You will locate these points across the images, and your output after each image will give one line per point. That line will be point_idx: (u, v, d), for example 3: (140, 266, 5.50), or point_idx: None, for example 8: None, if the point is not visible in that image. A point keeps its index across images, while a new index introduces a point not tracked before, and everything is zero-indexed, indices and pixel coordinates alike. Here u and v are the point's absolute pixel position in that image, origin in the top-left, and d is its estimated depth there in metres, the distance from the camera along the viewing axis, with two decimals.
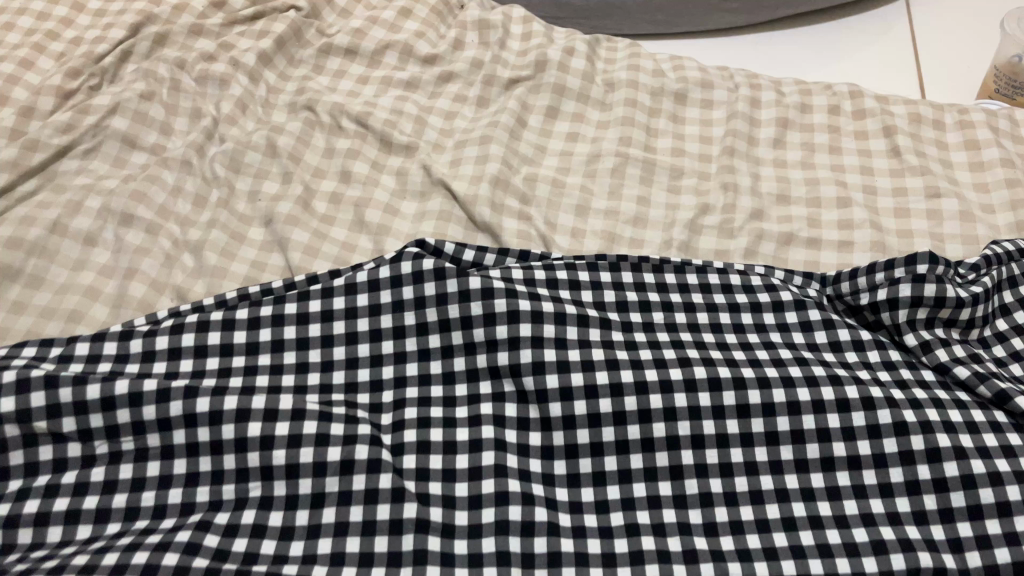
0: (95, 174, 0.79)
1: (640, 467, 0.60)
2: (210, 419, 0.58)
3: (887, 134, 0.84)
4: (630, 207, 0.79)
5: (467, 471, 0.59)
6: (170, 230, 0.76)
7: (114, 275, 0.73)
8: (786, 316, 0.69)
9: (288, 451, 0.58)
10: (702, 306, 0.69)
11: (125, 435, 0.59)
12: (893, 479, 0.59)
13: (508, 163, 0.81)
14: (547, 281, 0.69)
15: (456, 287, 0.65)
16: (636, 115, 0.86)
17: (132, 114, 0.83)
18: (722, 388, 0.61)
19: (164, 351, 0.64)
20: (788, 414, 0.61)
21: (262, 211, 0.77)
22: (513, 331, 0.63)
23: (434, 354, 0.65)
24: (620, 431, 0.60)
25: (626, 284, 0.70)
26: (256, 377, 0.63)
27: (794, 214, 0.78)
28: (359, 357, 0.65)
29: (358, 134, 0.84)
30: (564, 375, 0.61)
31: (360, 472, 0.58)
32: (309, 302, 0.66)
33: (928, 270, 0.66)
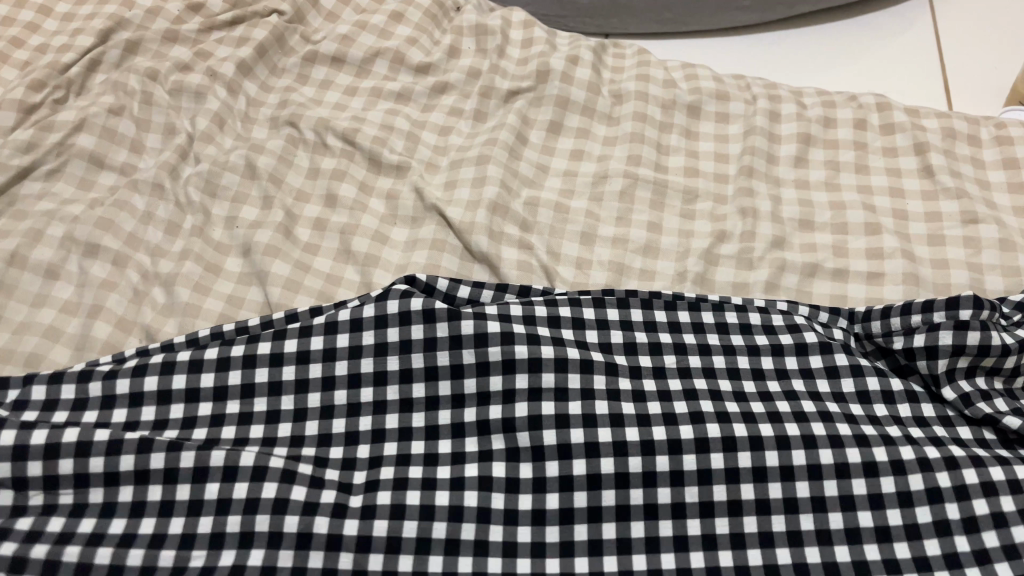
0: (58, 199, 0.73)
1: (641, 537, 0.53)
2: (165, 477, 0.52)
3: (918, 152, 0.77)
4: (640, 234, 0.72)
5: (445, 543, 0.52)
6: (139, 262, 0.69)
7: (77, 313, 0.66)
8: (811, 360, 0.62)
9: (243, 517, 0.51)
10: (718, 348, 0.63)
11: (66, 487, 0.52)
12: (929, 552, 0.52)
13: (507, 187, 0.75)
14: (549, 318, 0.62)
15: (447, 332, 0.58)
16: (646, 130, 0.79)
17: (100, 131, 0.77)
18: (738, 448, 0.55)
19: (125, 396, 0.57)
20: (808, 479, 0.54)
21: (240, 239, 0.71)
22: (509, 383, 0.57)
23: (417, 406, 0.58)
24: (621, 495, 0.54)
25: (635, 323, 0.64)
26: (222, 429, 0.57)
27: (818, 242, 0.72)
28: (335, 406, 0.58)
29: (345, 153, 0.78)
30: (563, 430, 0.55)
31: (319, 548, 0.50)
32: (286, 342, 0.59)
33: (973, 316, 0.60)
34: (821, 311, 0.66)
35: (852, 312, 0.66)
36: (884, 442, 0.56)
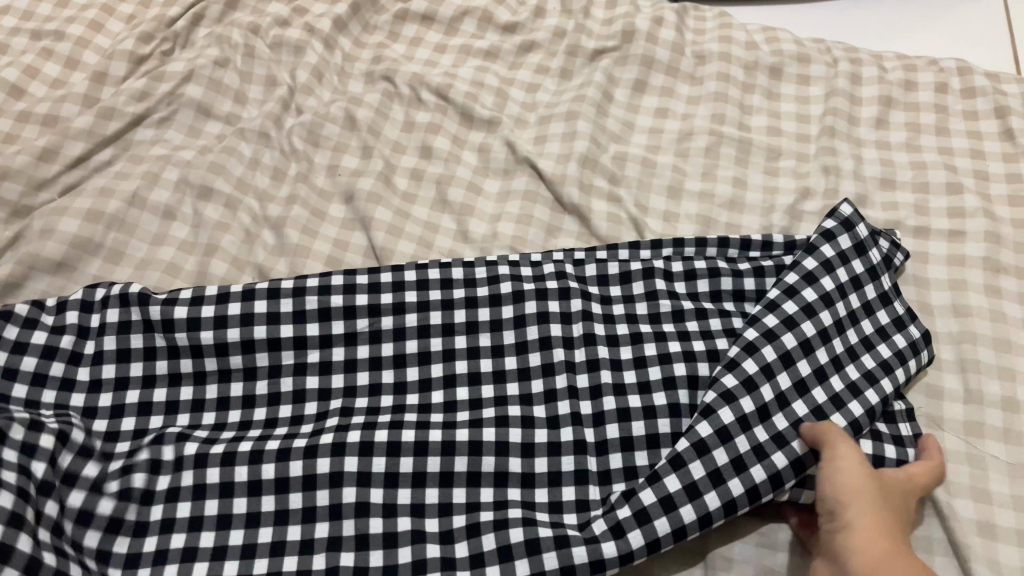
0: (171, 144, 0.77)
1: (595, 470, 0.58)
2: (269, 372, 0.61)
3: (999, 116, 0.78)
4: (726, 189, 0.75)
5: (574, 474, 0.57)
6: (249, 206, 0.73)
7: (195, 251, 0.70)
8: (661, 304, 0.65)
9: (361, 459, 0.56)
10: (597, 298, 0.66)
11: (236, 380, 0.61)
12: (820, 400, 0.59)
13: (596, 141, 0.77)
14: (442, 280, 0.65)
15: (462, 274, 0.66)
16: (729, 90, 0.82)
17: (207, 81, 0.80)
18: (652, 389, 0.61)
19: (263, 314, 0.62)
20: (727, 406, 0.57)
21: (342, 187, 0.74)
22: (424, 346, 0.63)
23: (361, 339, 0.62)
24: (578, 432, 0.59)
25: (524, 276, 0.66)
26: (331, 351, 0.62)
27: (900, 201, 0.74)
28: (382, 357, 0.62)
29: (438, 107, 0.81)
30: (524, 382, 0.61)
31: (434, 486, 0.56)
32: (331, 297, 0.63)
33: (835, 227, 0.65)
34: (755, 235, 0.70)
35: (742, 240, 0.69)
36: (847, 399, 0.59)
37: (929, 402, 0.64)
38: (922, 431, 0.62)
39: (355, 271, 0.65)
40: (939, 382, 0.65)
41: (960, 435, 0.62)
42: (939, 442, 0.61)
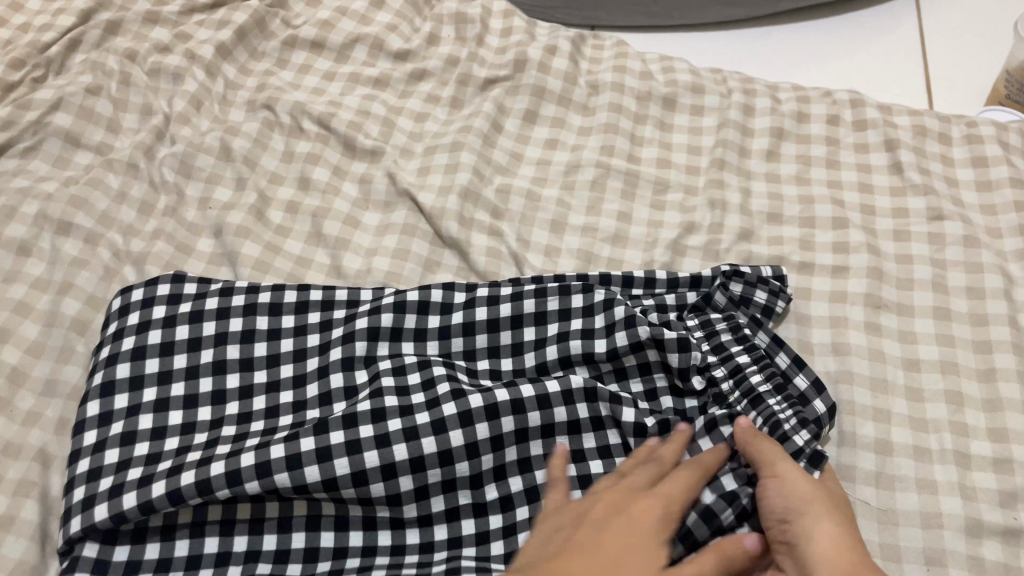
0: (33, 176, 0.73)
1: (444, 537, 0.52)
2: (151, 434, 0.56)
3: (889, 148, 0.78)
4: (610, 223, 0.73)
5: (418, 545, 0.52)
6: (111, 240, 0.70)
7: (48, 289, 0.67)
8: (549, 330, 0.60)
9: (191, 541, 0.53)
10: (483, 326, 0.60)
11: (111, 448, 0.56)
12: None
13: (479, 173, 0.75)
14: (321, 323, 0.61)
15: (320, 318, 0.61)
16: (620, 121, 0.80)
17: (77, 110, 0.77)
18: (530, 437, 0.54)
19: (154, 375, 0.58)
20: (598, 459, 0.55)
21: (212, 221, 0.72)
22: (272, 400, 0.58)
23: (231, 396, 0.58)
24: (450, 497, 0.53)
25: (409, 305, 0.60)
26: (196, 412, 0.57)
27: (786, 235, 0.73)
28: (253, 412, 0.58)
29: (320, 137, 0.78)
30: (407, 417, 0.53)
31: (266, 562, 0.52)
32: (201, 352, 0.59)
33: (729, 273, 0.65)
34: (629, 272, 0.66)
35: (624, 277, 0.65)
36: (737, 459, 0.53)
37: None
38: None
39: (183, 279, 0.62)
40: None
41: None
42: None
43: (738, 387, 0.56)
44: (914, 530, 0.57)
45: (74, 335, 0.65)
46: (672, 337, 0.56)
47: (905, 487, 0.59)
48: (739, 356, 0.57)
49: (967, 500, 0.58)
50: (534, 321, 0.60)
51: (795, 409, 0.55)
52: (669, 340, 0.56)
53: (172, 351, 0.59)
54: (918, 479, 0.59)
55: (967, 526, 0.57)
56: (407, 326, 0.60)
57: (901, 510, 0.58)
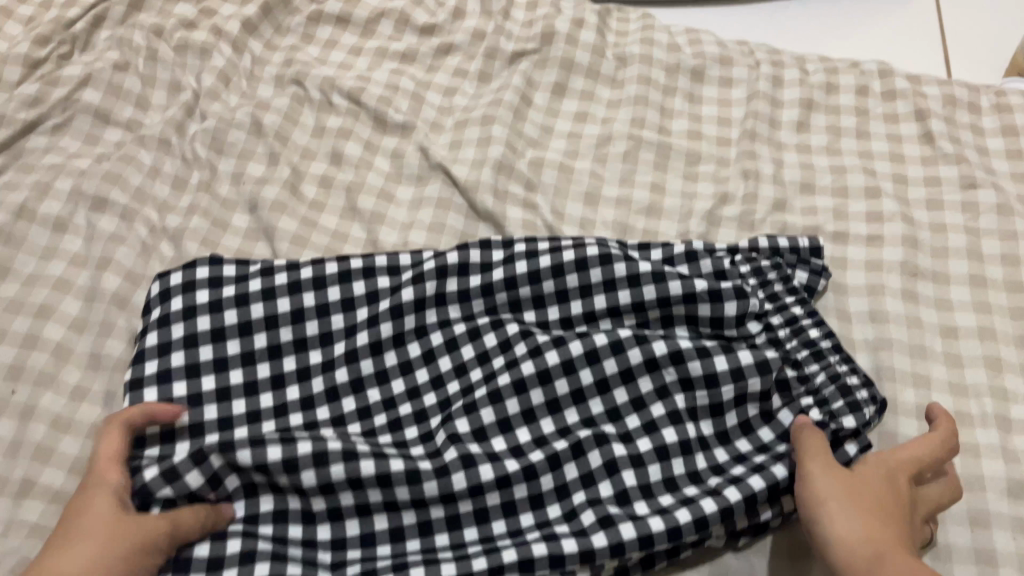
0: (65, 153, 0.73)
1: (524, 496, 0.54)
2: (220, 424, 0.57)
3: (919, 118, 0.78)
4: (644, 195, 0.73)
5: (500, 507, 0.54)
6: (147, 216, 0.70)
7: (87, 265, 0.67)
8: (596, 302, 0.60)
9: (275, 526, 0.52)
10: (529, 301, 0.61)
11: (180, 437, 0.56)
12: (764, 440, 0.57)
13: (512, 146, 0.75)
14: (368, 294, 0.62)
15: (365, 289, 0.62)
16: (650, 93, 0.80)
17: (106, 86, 0.77)
18: (587, 396, 0.57)
19: (209, 363, 0.58)
20: (672, 426, 0.56)
21: (246, 196, 0.72)
22: (331, 381, 0.59)
23: (289, 379, 0.59)
24: (522, 460, 0.55)
25: (451, 267, 0.61)
26: (258, 398, 0.58)
27: (819, 205, 0.73)
28: (315, 396, 0.59)
29: (350, 112, 0.78)
30: (473, 415, 0.57)
31: (354, 548, 0.52)
32: (254, 337, 0.60)
33: (765, 244, 0.67)
34: (672, 244, 0.66)
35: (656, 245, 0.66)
36: (795, 390, 0.58)
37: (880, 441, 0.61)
38: None
39: (221, 262, 0.62)
40: None
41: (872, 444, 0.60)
42: None
43: (796, 335, 0.62)
44: (957, 493, 0.58)
45: (116, 310, 0.65)
46: (726, 287, 0.60)
47: None
48: (793, 306, 0.63)
49: (1007, 463, 0.59)
50: (580, 295, 0.61)
51: (851, 366, 0.61)
52: (725, 290, 0.60)
53: (223, 337, 0.59)
54: (960, 443, 0.60)
55: (1009, 488, 0.58)
56: (450, 289, 0.61)
57: None
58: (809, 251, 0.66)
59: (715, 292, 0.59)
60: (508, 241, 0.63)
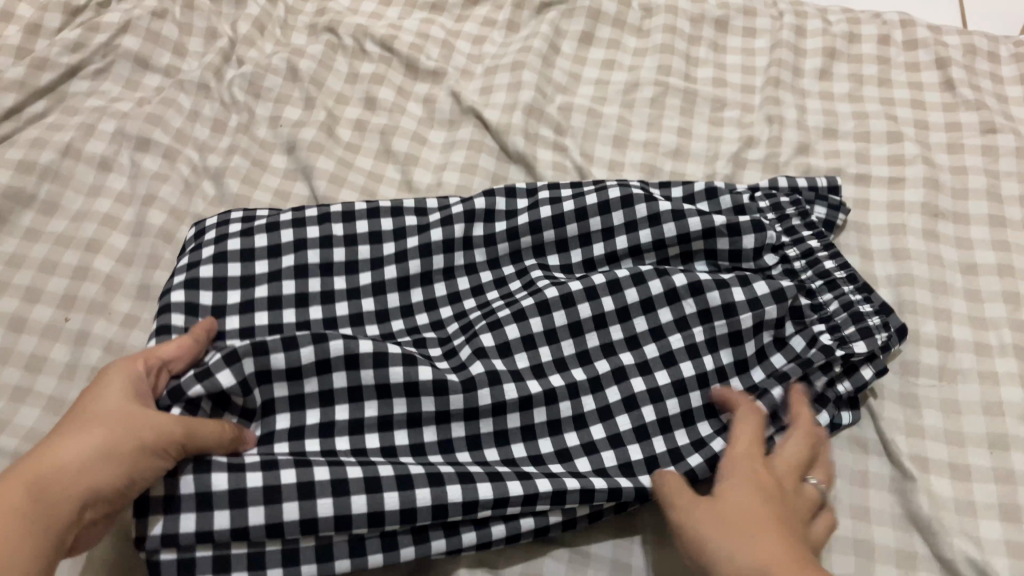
0: (107, 96, 0.75)
1: (543, 421, 0.55)
2: (241, 333, 0.57)
3: (940, 67, 0.80)
4: (671, 139, 0.75)
5: (520, 430, 0.55)
6: (188, 156, 0.72)
7: (132, 202, 0.69)
8: (617, 243, 0.62)
9: (292, 443, 0.52)
10: (552, 244, 0.63)
11: None
12: (778, 365, 0.58)
13: (542, 91, 0.77)
14: (394, 232, 0.63)
15: (392, 225, 0.63)
16: (675, 42, 0.82)
17: (145, 33, 0.78)
18: (608, 323, 0.58)
19: (237, 279, 0.59)
20: (690, 359, 0.57)
21: (284, 138, 0.74)
22: (354, 308, 0.60)
23: (314, 299, 0.59)
24: (544, 381, 0.56)
25: (478, 212, 0.63)
26: (281, 312, 0.58)
27: (842, 149, 0.75)
28: (337, 317, 0.59)
29: (383, 59, 0.80)
30: (498, 331, 0.57)
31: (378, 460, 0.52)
32: (282, 259, 0.60)
33: (784, 183, 0.69)
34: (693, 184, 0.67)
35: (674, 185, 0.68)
36: (808, 317, 0.59)
37: (903, 369, 0.63)
38: None
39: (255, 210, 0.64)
40: None
41: (894, 373, 0.63)
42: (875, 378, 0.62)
43: (811, 266, 0.63)
44: (977, 418, 0.60)
45: (162, 244, 0.67)
46: (744, 221, 0.61)
47: (967, 379, 0.62)
48: (810, 240, 0.65)
49: None
50: (602, 237, 0.62)
51: (865, 296, 0.62)
52: (744, 225, 0.61)
53: (252, 258, 0.60)
54: (979, 372, 0.62)
55: None
56: (476, 233, 0.63)
57: (963, 400, 0.61)
58: (826, 189, 0.69)
59: (734, 226, 0.61)
60: (533, 191, 0.65)
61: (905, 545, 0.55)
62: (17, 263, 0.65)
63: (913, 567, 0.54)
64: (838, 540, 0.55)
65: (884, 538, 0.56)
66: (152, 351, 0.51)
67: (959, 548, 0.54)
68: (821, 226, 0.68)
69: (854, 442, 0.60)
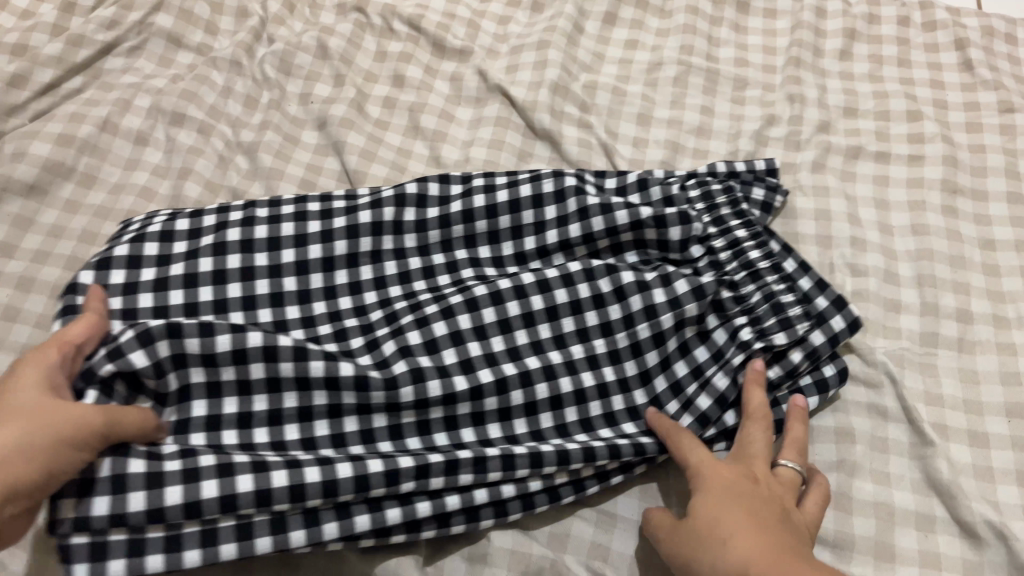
0: (141, 73, 0.77)
1: (569, 390, 0.57)
2: (271, 301, 0.58)
3: (958, 48, 0.81)
4: (694, 117, 0.77)
5: (550, 400, 0.57)
6: (222, 131, 0.74)
7: (168, 175, 0.71)
8: (548, 237, 0.62)
9: (302, 424, 0.53)
10: (484, 237, 0.63)
11: (234, 310, 0.57)
12: (700, 359, 0.58)
13: (567, 70, 0.78)
14: (322, 212, 0.62)
15: (319, 207, 0.62)
16: (698, 22, 0.83)
17: (177, 11, 0.80)
18: (537, 322, 0.59)
19: (290, 237, 0.60)
20: (633, 358, 0.59)
21: (315, 114, 0.75)
22: (277, 286, 0.59)
23: (338, 263, 0.60)
24: (471, 378, 0.56)
25: (409, 198, 0.62)
26: (309, 278, 0.59)
27: (862, 127, 0.76)
28: (285, 293, 0.59)
29: (410, 38, 0.81)
30: (501, 306, 0.58)
31: (411, 435, 0.54)
32: (306, 224, 0.61)
33: (725, 167, 0.69)
34: (626, 175, 0.67)
35: (597, 173, 0.67)
36: (731, 310, 0.59)
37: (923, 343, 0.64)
38: (881, 341, 0.64)
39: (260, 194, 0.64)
40: (896, 295, 0.66)
41: (914, 344, 0.64)
42: (897, 348, 0.64)
43: (736, 258, 0.62)
44: (994, 388, 0.62)
45: None
46: (670, 213, 0.61)
47: (985, 351, 0.63)
48: (738, 229, 0.63)
49: None
50: (534, 232, 0.63)
51: (790, 288, 0.61)
52: (671, 216, 0.61)
53: (171, 238, 0.59)
54: (997, 343, 0.64)
55: None
56: (407, 219, 0.62)
57: (981, 370, 0.63)
58: (764, 171, 0.70)
59: (658, 220, 0.61)
60: (467, 178, 0.65)
61: (925, 508, 0.57)
62: (58, 234, 0.67)
63: (932, 530, 0.56)
64: (859, 502, 0.57)
65: (904, 501, 0.57)
66: (60, 337, 0.49)
67: (978, 511, 0.55)
68: (758, 208, 0.68)
69: (874, 410, 0.61)
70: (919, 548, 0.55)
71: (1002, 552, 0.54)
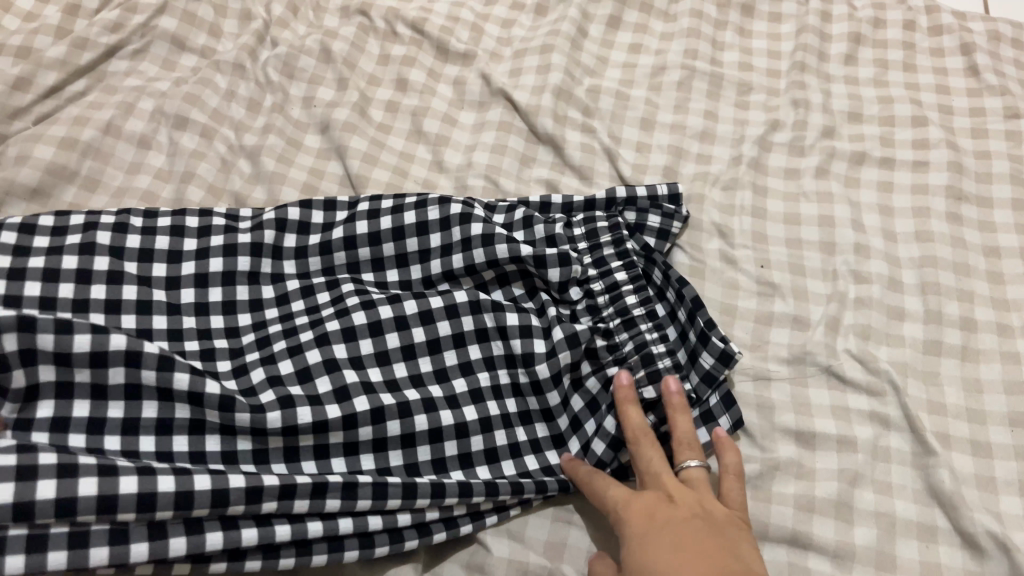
0: (145, 76, 0.77)
1: (497, 412, 0.59)
2: (223, 308, 0.60)
3: (965, 52, 0.80)
4: (697, 121, 0.76)
5: (501, 417, 0.59)
6: (225, 135, 0.74)
7: (171, 179, 0.71)
8: (432, 266, 0.62)
9: (254, 439, 0.53)
10: (368, 263, 0.63)
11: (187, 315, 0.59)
12: (576, 407, 0.59)
13: (571, 74, 0.78)
14: (200, 229, 0.62)
15: (198, 223, 0.62)
16: (702, 26, 0.83)
17: (181, 14, 0.80)
18: (417, 354, 0.59)
19: (246, 246, 0.62)
20: (513, 395, 0.60)
21: (318, 118, 0.75)
22: (143, 293, 0.58)
23: (264, 279, 0.62)
24: (347, 406, 0.55)
25: (290, 223, 0.63)
26: (262, 289, 0.61)
27: (867, 133, 0.76)
28: (152, 301, 0.58)
29: (413, 41, 0.81)
30: (377, 338, 0.59)
31: (367, 453, 0.55)
32: (237, 236, 0.62)
33: (620, 193, 0.69)
34: (516, 207, 0.66)
35: (488, 205, 0.67)
36: (603, 357, 0.59)
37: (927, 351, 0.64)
38: (885, 350, 0.64)
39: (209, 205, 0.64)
40: (900, 303, 0.66)
41: (918, 352, 0.64)
42: (900, 356, 0.63)
43: (612, 303, 0.61)
44: (998, 397, 0.61)
45: None
46: (551, 254, 0.61)
47: (989, 359, 0.63)
48: (618, 270, 0.63)
49: None
50: (419, 258, 0.63)
51: (662, 337, 0.60)
52: (550, 257, 0.61)
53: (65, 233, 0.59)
54: (1001, 352, 0.63)
55: None
56: (288, 245, 0.63)
57: (984, 379, 0.62)
58: (665, 198, 0.69)
59: (538, 261, 0.61)
60: (354, 203, 0.65)
61: (926, 518, 0.56)
62: None
63: (934, 540, 0.56)
64: (860, 512, 0.57)
65: (906, 511, 0.57)
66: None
67: (979, 522, 0.55)
68: (653, 238, 0.67)
69: (875, 418, 0.61)
70: (921, 558, 0.55)
71: (1005, 563, 0.54)
